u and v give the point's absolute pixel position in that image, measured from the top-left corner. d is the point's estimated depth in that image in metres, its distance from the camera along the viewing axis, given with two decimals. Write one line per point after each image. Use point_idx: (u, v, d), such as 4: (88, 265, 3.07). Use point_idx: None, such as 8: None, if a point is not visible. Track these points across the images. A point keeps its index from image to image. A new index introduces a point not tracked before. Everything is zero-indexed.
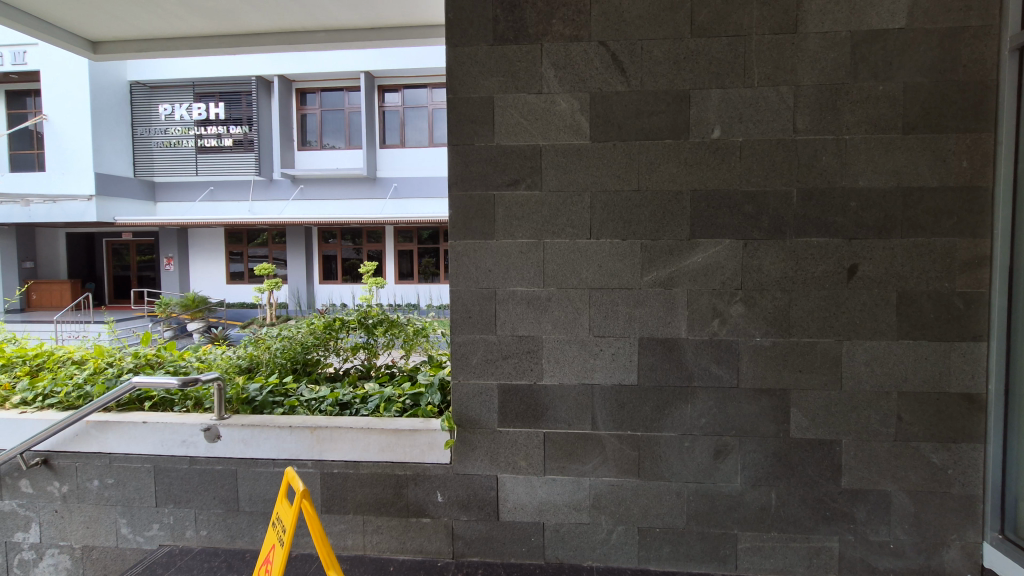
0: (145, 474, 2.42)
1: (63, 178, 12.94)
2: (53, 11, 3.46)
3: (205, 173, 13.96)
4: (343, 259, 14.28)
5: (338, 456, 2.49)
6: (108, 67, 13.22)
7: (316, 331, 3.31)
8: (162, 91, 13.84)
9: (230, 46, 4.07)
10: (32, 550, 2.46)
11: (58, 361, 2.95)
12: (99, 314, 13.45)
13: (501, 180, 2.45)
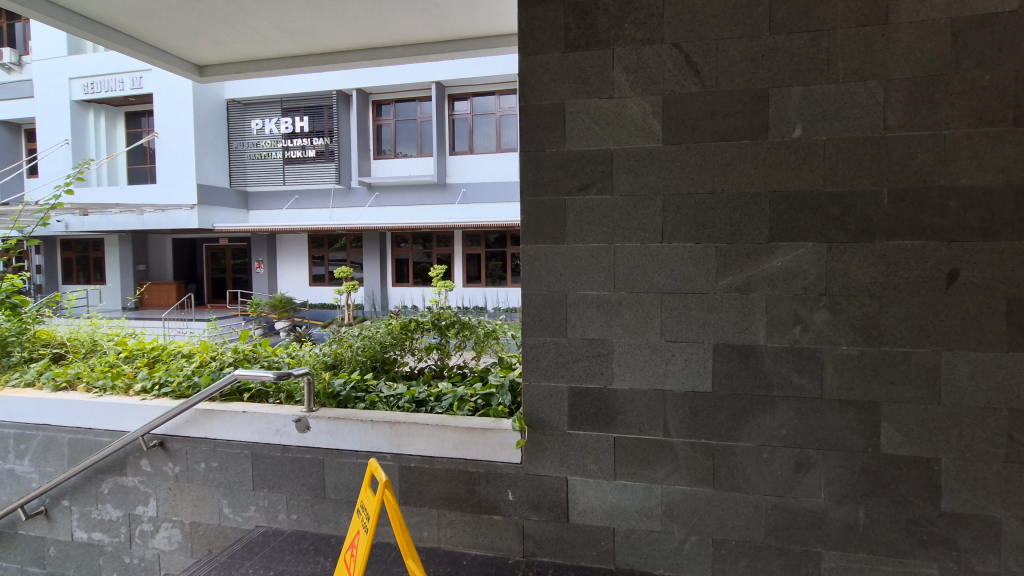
0: (244, 459, 2.62)
1: (170, 189, 14.31)
2: (167, 40, 3.87)
3: (292, 183, 15.02)
4: (414, 263, 14.81)
5: (414, 451, 2.61)
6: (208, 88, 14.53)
7: (393, 331, 3.49)
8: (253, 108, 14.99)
9: (317, 64, 4.37)
10: (150, 523, 2.66)
11: (170, 355, 3.25)
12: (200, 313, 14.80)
13: (572, 185, 2.48)
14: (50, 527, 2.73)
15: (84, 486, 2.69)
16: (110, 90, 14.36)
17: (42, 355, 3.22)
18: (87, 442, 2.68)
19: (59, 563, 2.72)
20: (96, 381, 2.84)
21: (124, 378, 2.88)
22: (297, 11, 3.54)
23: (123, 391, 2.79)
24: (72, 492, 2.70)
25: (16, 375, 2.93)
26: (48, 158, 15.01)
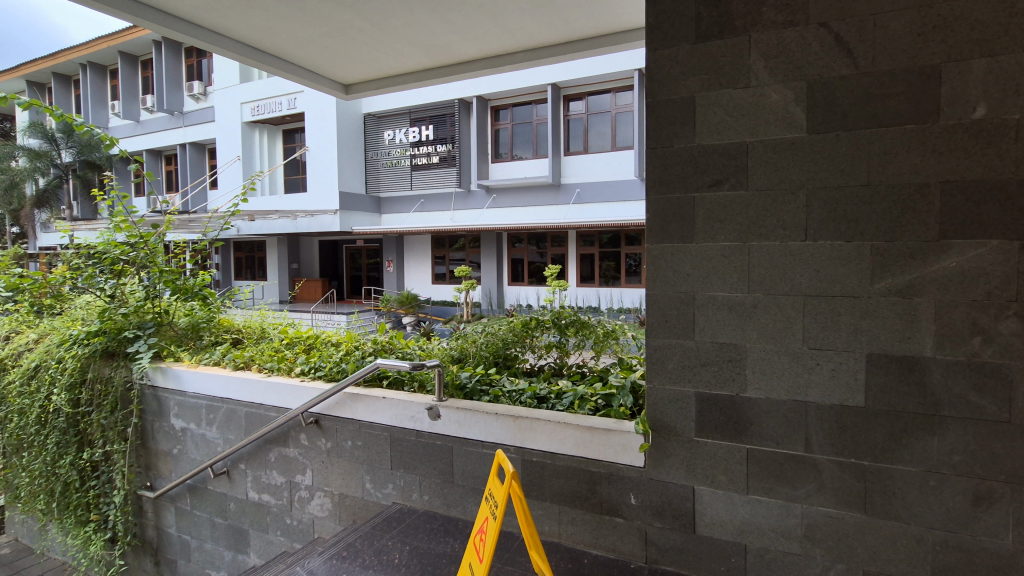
0: (383, 440, 2.86)
1: (315, 196, 16.09)
2: (318, 63, 4.35)
3: (418, 188, 16.09)
4: (529, 263, 15.09)
5: (537, 446, 2.66)
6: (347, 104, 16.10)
7: (515, 329, 3.60)
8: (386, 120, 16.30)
9: (445, 75, 4.64)
10: (306, 491, 3.00)
11: (323, 343, 3.65)
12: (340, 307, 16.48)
13: (701, 181, 2.37)
14: (230, 486, 3.18)
15: (256, 453, 3.11)
16: (272, 111, 16.53)
17: (225, 339, 3.76)
18: (260, 416, 3.08)
19: (237, 517, 3.17)
20: (266, 363, 3.26)
21: (287, 362, 3.28)
22: (428, 27, 3.78)
23: (286, 373, 3.17)
24: (248, 458, 3.13)
25: (206, 355, 3.43)
26: (225, 173, 17.66)
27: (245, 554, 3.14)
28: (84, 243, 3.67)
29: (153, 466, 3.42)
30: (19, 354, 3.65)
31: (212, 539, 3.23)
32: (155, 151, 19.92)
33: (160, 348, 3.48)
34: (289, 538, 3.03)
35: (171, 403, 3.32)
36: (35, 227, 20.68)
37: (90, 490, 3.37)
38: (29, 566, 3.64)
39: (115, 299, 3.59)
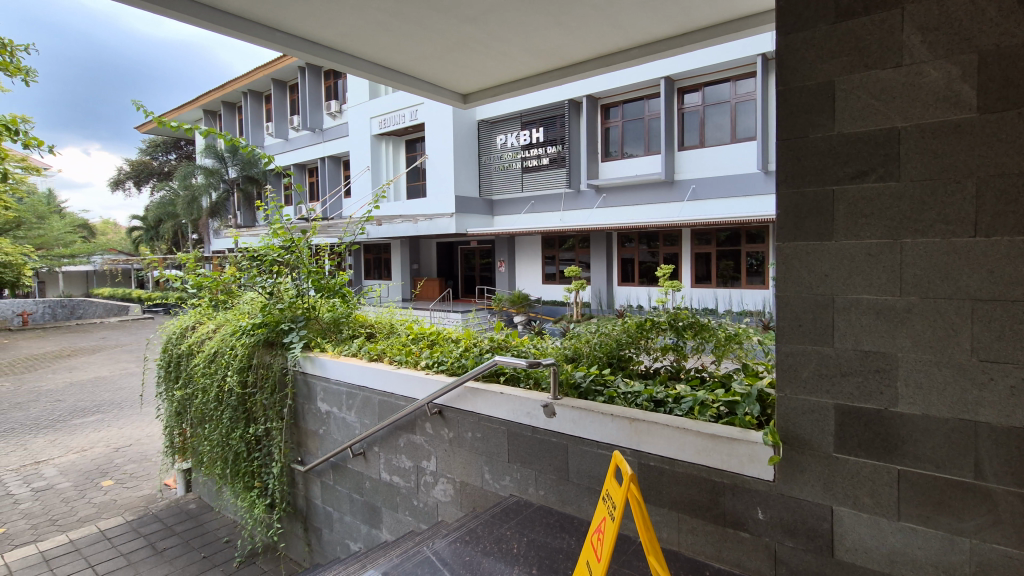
0: (501, 434, 2.95)
1: (433, 201, 17.12)
2: (439, 75, 4.63)
3: (529, 189, 16.48)
4: (640, 262, 14.71)
5: (654, 450, 2.56)
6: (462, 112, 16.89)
7: (629, 330, 3.55)
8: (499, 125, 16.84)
9: (558, 78, 4.70)
10: (431, 476, 3.22)
11: (444, 339, 3.88)
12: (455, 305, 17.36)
13: (843, 173, 2.15)
14: (366, 466, 3.51)
15: (388, 438, 3.40)
16: (396, 123, 17.87)
17: (361, 332, 4.15)
18: (392, 403, 3.36)
19: (372, 494, 3.49)
20: (395, 356, 3.55)
21: (413, 356, 3.54)
22: (541, 32, 3.86)
23: (413, 366, 3.41)
24: (381, 442, 3.44)
25: (346, 347, 3.81)
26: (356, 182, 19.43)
27: (378, 529, 3.45)
28: (249, 247, 4.25)
29: (303, 444, 3.88)
30: (202, 340, 4.33)
31: (351, 513, 3.59)
32: (300, 164, 22.43)
33: (308, 340, 3.93)
34: (416, 519, 3.27)
35: (318, 388, 3.73)
36: (209, 234, 24.33)
37: (254, 461, 3.88)
38: (211, 520, 4.31)
39: (273, 296, 4.11)
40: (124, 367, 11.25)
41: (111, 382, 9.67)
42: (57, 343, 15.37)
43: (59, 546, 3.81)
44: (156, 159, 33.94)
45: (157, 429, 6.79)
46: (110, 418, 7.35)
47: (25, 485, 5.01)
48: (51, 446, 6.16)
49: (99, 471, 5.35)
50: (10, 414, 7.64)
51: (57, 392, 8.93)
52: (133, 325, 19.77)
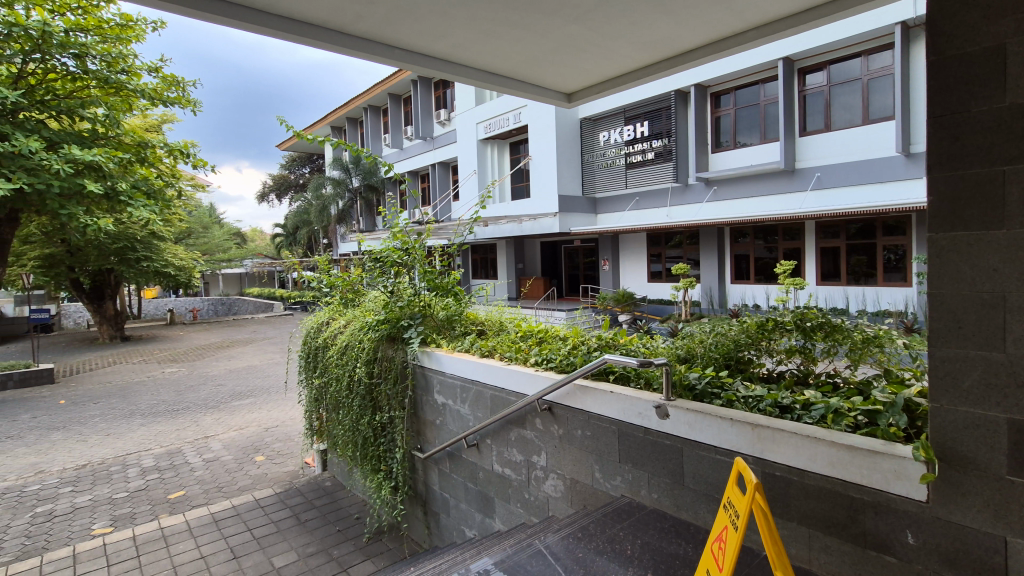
0: (612, 433, 2.86)
1: (537, 201, 17.37)
2: (541, 76, 4.67)
3: (633, 186, 16.10)
4: (755, 259, 13.74)
5: (780, 459, 2.30)
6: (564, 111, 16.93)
7: (749, 330, 3.33)
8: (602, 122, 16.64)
9: (666, 69, 4.54)
10: (542, 471, 3.24)
11: (552, 337, 3.93)
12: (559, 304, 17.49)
13: (1015, 151, 1.78)
14: (480, 457, 3.66)
15: (500, 431, 3.50)
16: (500, 127, 18.36)
17: (472, 330, 4.33)
18: (503, 398, 3.45)
19: (485, 485, 3.63)
20: (506, 353, 3.63)
21: (523, 352, 3.59)
22: (647, 23, 3.75)
23: (523, 362, 3.46)
24: (493, 434, 3.55)
25: (459, 343, 4.00)
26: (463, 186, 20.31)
27: (492, 518, 3.58)
28: (373, 250, 4.62)
29: (422, 433, 4.15)
30: (335, 334, 4.79)
31: (466, 501, 3.78)
32: (413, 172, 23.89)
33: (426, 335, 4.17)
34: (528, 511, 3.33)
35: (435, 381, 3.96)
36: (336, 239, 26.82)
37: (380, 446, 4.22)
38: (344, 497, 4.77)
39: (394, 294, 4.41)
40: (271, 357, 12.76)
41: (262, 370, 11.02)
42: (219, 335, 17.89)
43: (225, 509, 4.46)
44: (293, 172, 37.98)
45: (300, 413, 7.63)
46: (262, 401, 8.42)
47: (198, 456, 5.90)
48: (217, 423, 7.19)
49: (254, 447, 6.15)
50: (187, 395, 9.01)
51: (223, 377, 10.42)
52: (276, 321, 22.38)
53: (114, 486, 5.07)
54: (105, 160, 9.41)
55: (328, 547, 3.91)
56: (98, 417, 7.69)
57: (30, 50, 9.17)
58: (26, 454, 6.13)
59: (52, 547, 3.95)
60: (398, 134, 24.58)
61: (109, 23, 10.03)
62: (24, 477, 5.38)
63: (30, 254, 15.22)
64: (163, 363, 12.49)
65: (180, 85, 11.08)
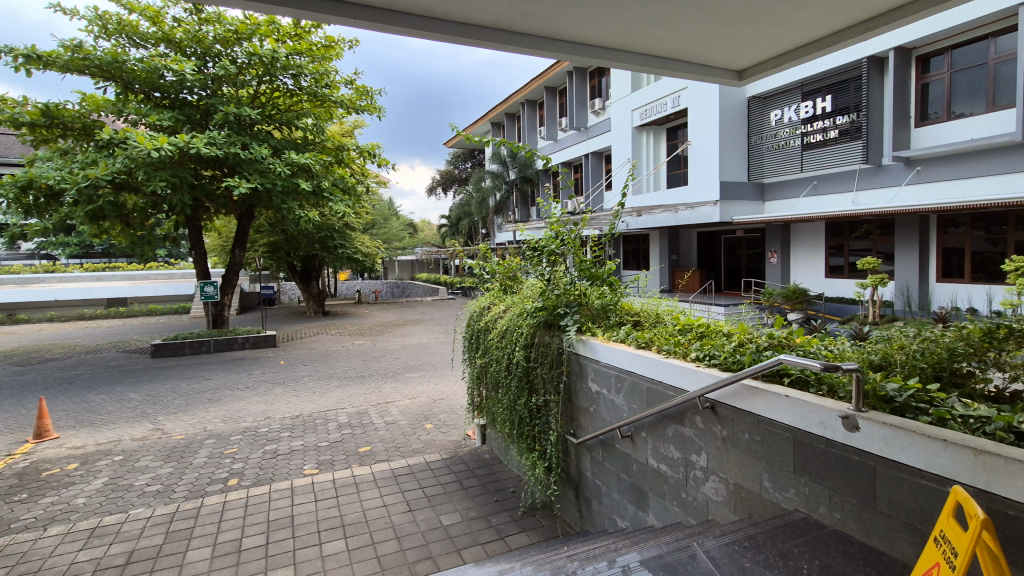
0: (785, 441, 2.57)
1: (695, 189, 16.38)
2: (710, 55, 4.37)
3: (810, 169, 14.27)
4: (973, 253, 11.28)
5: (1013, 496, 1.79)
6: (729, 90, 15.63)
7: (969, 338, 2.84)
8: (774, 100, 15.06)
9: (863, 33, 3.91)
10: (702, 471, 3.08)
11: (715, 332, 3.68)
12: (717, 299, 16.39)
13: None
14: (634, 449, 3.61)
15: (656, 425, 3.40)
16: (657, 112, 17.64)
17: (627, 320, 4.27)
18: (660, 392, 3.33)
19: (639, 477, 3.58)
20: (664, 346, 3.49)
21: (683, 346, 3.41)
22: None
23: (682, 356, 3.29)
24: (649, 427, 3.47)
25: (615, 333, 3.97)
26: (617, 175, 19.97)
27: (645, 512, 3.52)
28: (532, 239, 4.79)
29: (575, 419, 4.22)
30: (496, 319, 5.07)
31: (619, 491, 3.77)
32: (567, 162, 24.16)
33: (582, 323, 4.22)
34: (685, 512, 3.20)
35: (589, 369, 4.01)
36: (493, 229, 28.33)
37: (536, 427, 4.40)
38: (501, 471, 5.08)
39: (551, 282, 4.50)
40: (438, 336, 14.03)
41: (431, 347, 12.20)
42: (395, 314, 20.22)
43: (402, 467, 5.08)
44: (457, 168, 40.96)
45: (463, 389, 8.30)
46: (431, 375, 9.34)
47: (381, 417, 6.78)
48: (395, 391, 8.17)
49: (424, 415, 6.87)
50: (372, 364, 10.36)
51: (399, 351, 11.79)
52: (441, 304, 24.54)
53: (318, 435, 6.07)
54: (313, 163, 11.21)
55: (488, 514, 4.22)
56: (306, 377, 9.25)
57: (262, 74, 11.24)
58: (259, 402, 7.63)
59: (277, 479, 4.89)
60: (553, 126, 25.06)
61: (316, 45, 11.74)
62: (257, 420, 6.72)
63: (261, 241, 18.74)
64: (353, 336, 14.53)
65: (369, 95, 12.61)
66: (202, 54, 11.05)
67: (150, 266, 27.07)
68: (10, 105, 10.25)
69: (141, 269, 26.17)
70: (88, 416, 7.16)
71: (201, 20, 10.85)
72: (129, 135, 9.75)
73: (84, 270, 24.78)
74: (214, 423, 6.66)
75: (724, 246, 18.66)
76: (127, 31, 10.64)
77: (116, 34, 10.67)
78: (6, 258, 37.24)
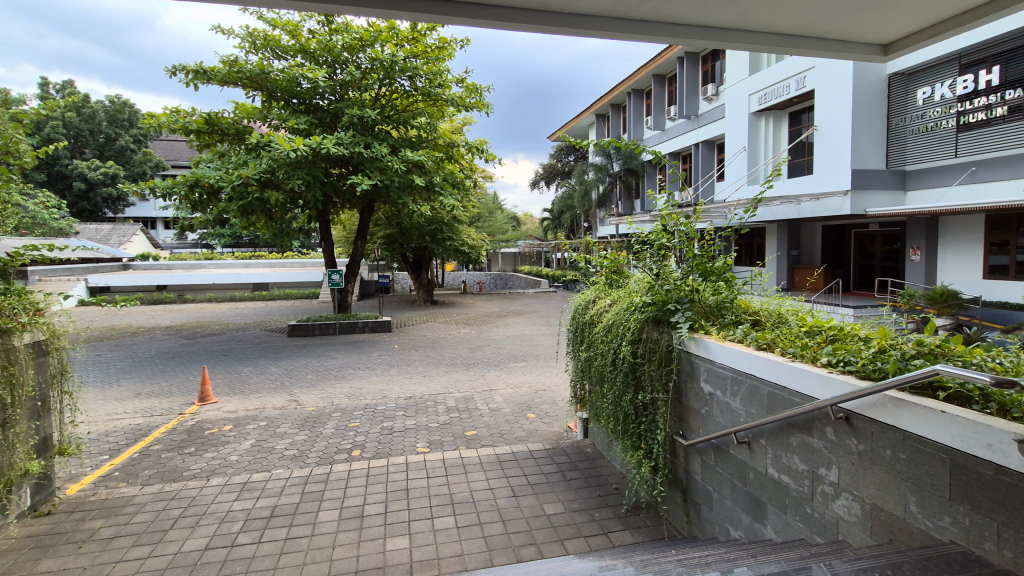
0: (939, 462, 2.26)
1: (822, 179, 14.89)
2: (852, 30, 3.93)
3: (967, 153, 12.34)
4: None
5: None
6: (866, 66, 13.94)
7: None
8: (922, 75, 13.18)
9: None
10: (831, 487, 2.81)
11: (849, 336, 3.31)
12: (845, 300, 14.86)
13: None
14: (751, 456, 3.40)
15: (778, 433, 3.16)
16: (779, 95, 16.24)
17: (745, 319, 4.01)
18: (784, 398, 3.09)
19: (756, 487, 3.36)
20: (789, 348, 3.22)
21: (811, 350, 3.12)
22: None
23: (811, 360, 3.02)
24: (769, 435, 3.24)
25: (731, 332, 3.75)
26: (730, 164, 18.75)
27: (762, 524, 3.30)
28: (641, 232, 4.66)
29: (685, 419, 4.06)
30: (601, 313, 5.00)
31: (732, 499, 3.58)
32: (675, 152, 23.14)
33: (694, 321, 4.03)
34: (810, 528, 2.95)
35: (701, 368, 3.83)
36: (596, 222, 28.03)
37: (641, 424, 4.29)
38: (603, 466, 5.03)
39: (660, 277, 4.35)
40: (540, 328, 14.18)
41: (533, 339, 12.38)
42: (499, 305, 20.76)
43: (506, 453, 5.23)
44: (561, 161, 40.93)
45: (565, 381, 8.33)
46: (533, 365, 9.49)
47: (486, 404, 7.02)
48: (499, 380, 8.42)
49: (527, 404, 7.00)
50: (477, 353, 10.75)
51: (502, 342, 12.09)
52: (542, 296, 24.78)
53: (429, 416, 6.44)
54: (426, 159, 11.82)
55: (591, 508, 4.22)
56: (417, 361, 9.85)
57: (383, 77, 12.05)
58: (376, 382, 8.26)
59: (393, 453, 5.28)
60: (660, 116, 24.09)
61: (431, 47, 12.30)
62: (376, 398, 7.29)
63: (379, 233, 20.21)
64: (459, 325, 15.18)
65: (478, 92, 12.98)
66: (332, 62, 12.10)
67: (286, 255, 30.38)
68: (182, 115, 12.00)
69: (279, 258, 29.45)
70: (239, 385, 8.23)
71: (331, 30, 11.86)
72: (273, 138, 10.98)
73: (235, 258, 28.48)
74: (339, 398, 7.34)
75: (854, 241, 16.93)
76: (271, 45, 11.92)
77: (263, 48, 12.01)
78: (178, 246, 44.04)
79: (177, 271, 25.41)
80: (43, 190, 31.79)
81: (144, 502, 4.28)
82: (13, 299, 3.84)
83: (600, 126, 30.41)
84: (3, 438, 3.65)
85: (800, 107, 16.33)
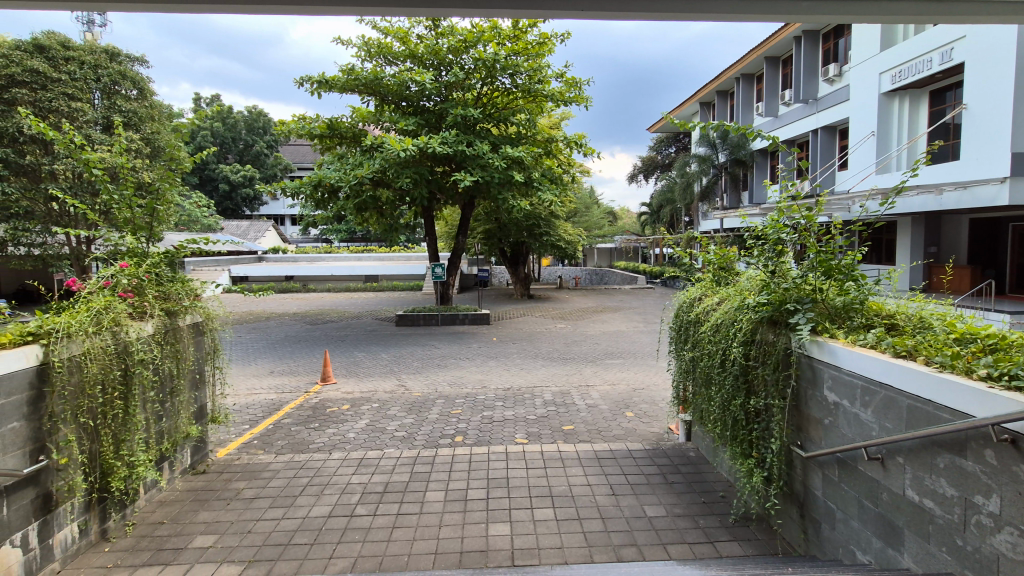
0: None
1: (971, 165, 13.00)
2: None
3: None
4: None
5: None
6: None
7: None
8: None
9: None
10: (990, 519, 2.45)
11: (1015, 345, 2.85)
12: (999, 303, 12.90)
13: None
14: (885, 475, 3.07)
15: (921, 452, 2.81)
16: (918, 72, 14.35)
17: (878, 323, 3.64)
18: (930, 413, 2.74)
19: (891, 510, 3.03)
20: (935, 357, 2.85)
21: (965, 360, 2.73)
22: None
23: (964, 372, 2.64)
24: (909, 453, 2.90)
25: (862, 337, 3.40)
26: (856, 151, 16.94)
27: (899, 552, 2.97)
28: (755, 227, 4.37)
29: (805, 429, 3.77)
30: (708, 311, 4.77)
31: (860, 520, 3.26)
32: (790, 140, 21.37)
33: (816, 322, 3.71)
34: (960, 563, 2.60)
35: (826, 375, 3.51)
36: (698, 216, 26.75)
37: (753, 431, 4.03)
38: (708, 472, 4.81)
39: (777, 276, 4.06)
40: (637, 325, 13.83)
41: (630, 336, 12.12)
42: (595, 301, 20.55)
43: (605, 450, 5.18)
44: (661, 153, 39.45)
45: (665, 380, 8.06)
46: (631, 363, 9.30)
47: (583, 399, 7.00)
48: (596, 376, 8.35)
49: (625, 402, 6.88)
50: (574, 347, 10.75)
51: (598, 337, 11.98)
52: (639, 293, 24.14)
53: (527, 408, 6.55)
54: (526, 155, 11.98)
55: (695, 514, 4.06)
56: (515, 354, 10.05)
57: (485, 76, 12.42)
58: (476, 372, 8.56)
59: (493, 442, 5.44)
60: (773, 101, 22.32)
61: (532, 44, 12.39)
62: (476, 388, 7.56)
63: (479, 229, 20.90)
64: (554, 319, 15.25)
65: (578, 86, 12.90)
66: (438, 64, 12.62)
67: (393, 250, 32.38)
68: (308, 122, 13.19)
69: (387, 252, 31.45)
70: (354, 368, 8.94)
71: (438, 34, 12.39)
72: (385, 139, 11.74)
73: (349, 252, 30.85)
74: (442, 385, 7.71)
75: (1013, 236, 14.60)
76: (384, 52, 12.70)
77: (377, 56, 12.82)
78: (302, 241, 48.68)
79: (301, 263, 28.07)
80: (196, 192, 36.62)
81: (278, 469, 4.81)
82: (178, 285, 4.46)
83: (704, 114, 28.87)
84: (169, 404, 4.27)
85: (944, 84, 14.32)
